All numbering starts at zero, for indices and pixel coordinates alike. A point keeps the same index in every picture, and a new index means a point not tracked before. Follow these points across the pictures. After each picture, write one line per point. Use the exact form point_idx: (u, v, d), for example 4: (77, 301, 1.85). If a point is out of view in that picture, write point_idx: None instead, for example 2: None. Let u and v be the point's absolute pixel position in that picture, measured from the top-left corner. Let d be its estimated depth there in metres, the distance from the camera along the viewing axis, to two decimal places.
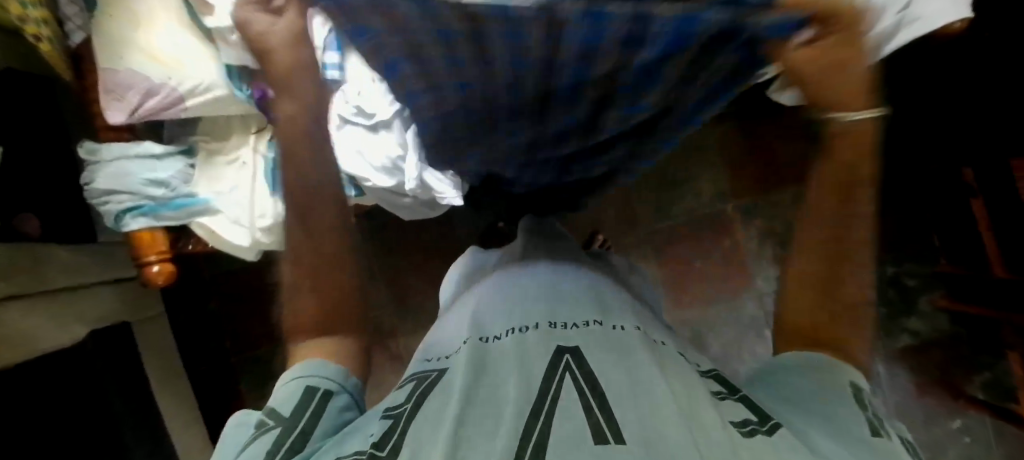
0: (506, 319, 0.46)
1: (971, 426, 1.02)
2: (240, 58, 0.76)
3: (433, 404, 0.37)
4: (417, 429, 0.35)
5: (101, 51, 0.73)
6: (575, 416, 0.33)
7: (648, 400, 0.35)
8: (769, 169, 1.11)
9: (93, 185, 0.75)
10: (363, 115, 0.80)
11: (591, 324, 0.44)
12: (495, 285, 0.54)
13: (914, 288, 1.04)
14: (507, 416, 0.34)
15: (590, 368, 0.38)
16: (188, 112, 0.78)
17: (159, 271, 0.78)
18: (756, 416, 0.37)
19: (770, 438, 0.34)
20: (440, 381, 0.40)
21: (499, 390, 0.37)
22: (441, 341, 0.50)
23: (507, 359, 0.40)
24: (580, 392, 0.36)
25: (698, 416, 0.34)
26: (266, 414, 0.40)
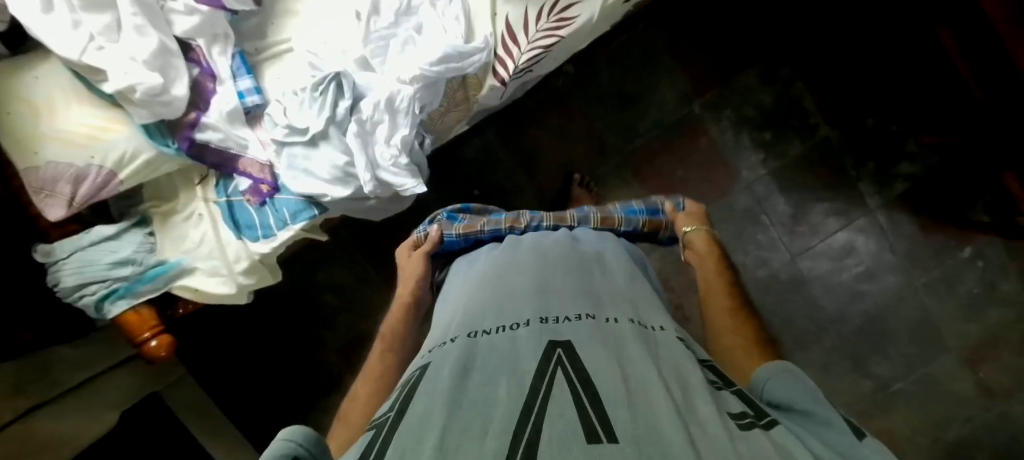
0: (496, 315, 0.44)
1: (983, 250, 1.01)
2: (153, 115, 0.73)
3: (422, 404, 0.35)
4: (403, 433, 0.33)
5: (14, 154, 0.70)
6: (566, 411, 0.31)
7: (643, 395, 0.33)
8: (726, 56, 1.06)
9: (62, 285, 0.74)
10: (297, 133, 0.78)
11: (583, 317, 0.42)
12: (475, 281, 0.52)
13: (899, 132, 1.02)
14: (496, 418, 0.32)
15: (581, 364, 0.36)
16: (126, 184, 0.76)
17: (157, 344, 0.76)
18: (751, 410, 0.33)
19: (767, 431, 0.30)
20: (426, 379, 0.38)
21: (488, 391, 0.35)
22: (428, 338, 0.48)
23: (497, 357, 0.39)
24: (572, 389, 0.33)
25: (692, 409, 0.31)
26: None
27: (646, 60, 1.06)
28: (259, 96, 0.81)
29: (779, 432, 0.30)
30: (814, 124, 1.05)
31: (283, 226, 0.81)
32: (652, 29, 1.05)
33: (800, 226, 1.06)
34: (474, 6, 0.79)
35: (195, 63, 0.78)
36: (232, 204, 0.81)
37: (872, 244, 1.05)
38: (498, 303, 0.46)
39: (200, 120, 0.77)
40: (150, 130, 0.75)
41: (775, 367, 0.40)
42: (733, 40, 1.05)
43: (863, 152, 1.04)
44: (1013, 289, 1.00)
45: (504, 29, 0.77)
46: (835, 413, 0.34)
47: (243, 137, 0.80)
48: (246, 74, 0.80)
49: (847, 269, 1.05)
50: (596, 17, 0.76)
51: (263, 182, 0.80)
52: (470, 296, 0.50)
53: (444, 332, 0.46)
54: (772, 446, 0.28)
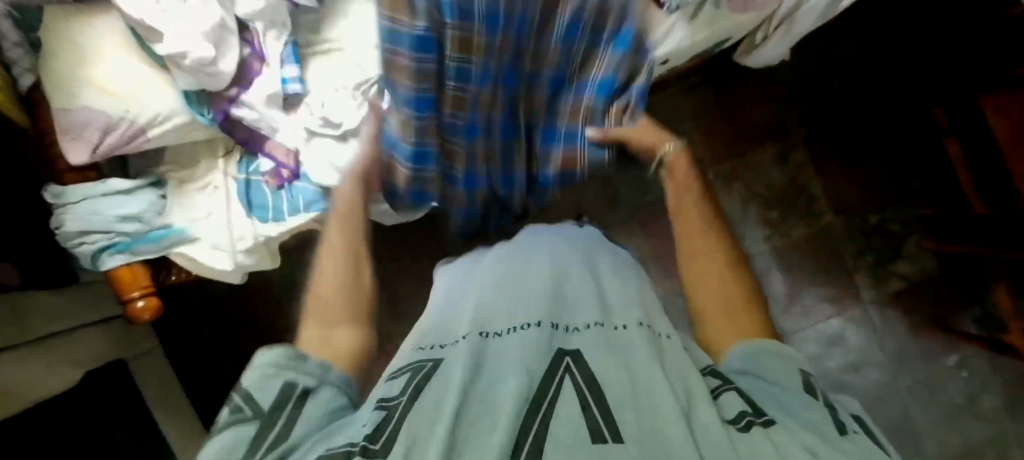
0: (508, 314, 0.44)
1: (968, 361, 1.02)
2: (197, 82, 0.75)
3: (429, 397, 0.35)
4: (411, 423, 0.33)
5: (50, 91, 0.71)
6: (575, 417, 0.32)
7: (649, 410, 0.34)
8: (745, 131, 1.10)
9: (64, 228, 0.73)
10: (329, 125, 0.83)
11: (593, 325, 0.43)
12: (483, 277, 0.53)
13: (899, 233, 1.05)
14: (505, 417, 0.32)
15: (590, 373, 0.36)
16: (151, 141, 0.77)
17: (143, 306, 0.74)
18: (750, 408, 0.36)
19: (768, 434, 0.33)
20: (437, 372, 0.38)
21: (498, 386, 0.36)
22: (433, 329, 0.48)
23: (508, 354, 0.39)
24: (580, 399, 0.34)
25: (696, 417, 0.33)
26: (243, 401, 0.37)
27: (670, 123, 1.11)
28: (301, 85, 0.84)
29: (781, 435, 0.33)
30: (819, 210, 1.08)
31: (296, 212, 0.82)
32: (679, 93, 1.10)
33: (793, 306, 1.08)
34: None
35: (247, 42, 0.80)
36: (249, 182, 0.83)
37: (861, 337, 1.06)
38: (507, 300, 0.46)
39: (240, 96, 0.80)
40: (189, 97, 0.77)
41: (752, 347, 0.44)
42: (754, 119, 1.10)
43: (862, 244, 1.07)
44: (993, 405, 1.01)
45: None
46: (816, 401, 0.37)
47: (276, 120, 0.82)
48: (293, 62, 0.83)
49: (834, 357, 1.06)
50: None
51: (286, 167, 0.82)
52: (478, 292, 0.50)
53: (453, 327, 0.46)
54: (771, 449, 0.31)
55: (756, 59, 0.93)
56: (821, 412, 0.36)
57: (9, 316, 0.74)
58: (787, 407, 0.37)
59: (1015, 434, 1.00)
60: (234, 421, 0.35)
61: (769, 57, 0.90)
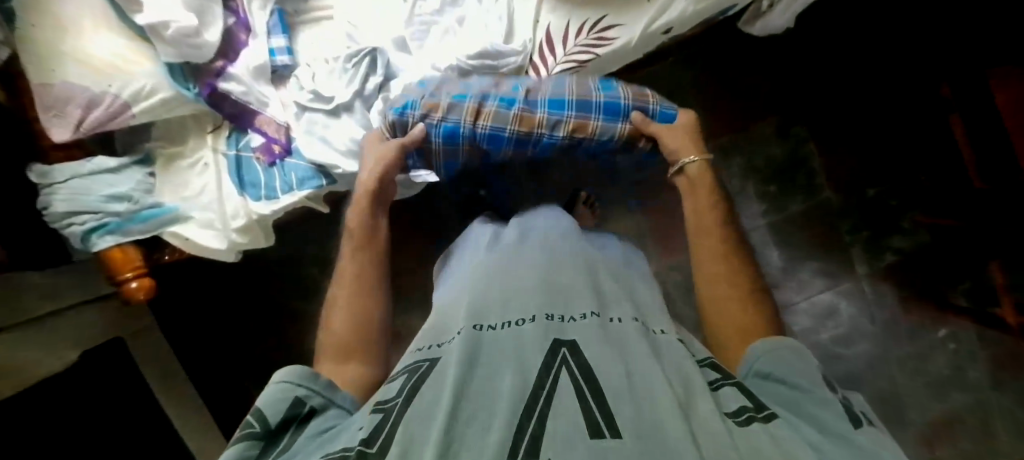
0: (502, 308, 0.45)
1: (958, 334, 1.04)
2: (180, 55, 0.72)
3: (427, 395, 0.36)
4: (408, 424, 0.34)
5: (29, 66, 0.68)
6: (572, 409, 0.33)
7: (648, 400, 0.34)
8: (746, 105, 1.08)
9: (51, 209, 0.71)
10: (321, 100, 0.79)
11: (590, 316, 0.43)
12: (480, 268, 0.53)
13: (897, 207, 1.05)
14: (499, 413, 0.33)
15: (586, 365, 0.37)
16: (137, 119, 0.74)
17: (137, 286, 0.73)
18: (750, 403, 0.35)
19: (766, 428, 0.32)
20: (432, 371, 0.39)
21: (492, 385, 0.36)
22: (431, 326, 0.48)
23: (502, 352, 0.40)
24: (577, 391, 0.34)
25: (695, 410, 0.33)
26: (255, 416, 0.40)
27: (670, 96, 1.09)
28: (290, 56, 0.80)
29: (781, 430, 0.32)
30: (817, 185, 1.08)
31: (288, 191, 0.79)
32: (679, 66, 1.08)
33: (788, 281, 1.09)
34: (519, 9, 0.80)
35: (233, 12, 0.78)
36: (240, 159, 0.80)
37: (853, 310, 1.08)
38: (502, 294, 0.47)
39: (226, 70, 0.77)
40: (173, 69, 0.75)
41: (778, 351, 0.41)
42: (755, 92, 1.08)
43: (859, 219, 1.07)
44: (979, 376, 1.03)
45: (543, 36, 0.78)
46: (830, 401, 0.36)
47: (265, 94, 0.79)
48: (280, 32, 0.79)
49: (827, 330, 1.08)
50: (636, 42, 0.77)
51: (276, 142, 0.79)
52: (475, 285, 0.50)
53: (450, 321, 0.46)
54: (770, 445, 0.31)
55: (760, 29, 0.90)
56: (837, 411, 0.35)
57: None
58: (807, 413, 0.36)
59: (999, 404, 1.02)
60: (246, 437, 0.38)
61: (773, 26, 0.88)
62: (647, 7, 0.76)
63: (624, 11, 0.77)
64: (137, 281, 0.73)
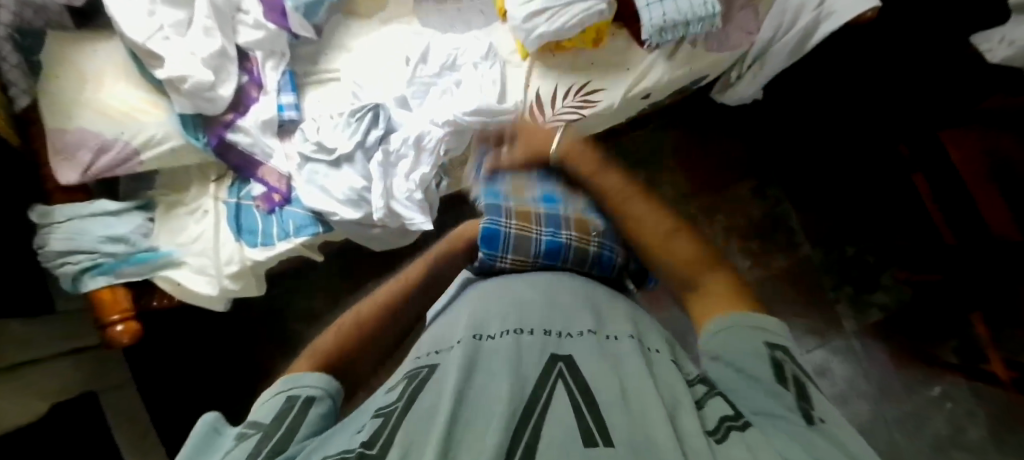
0: (501, 320, 0.45)
1: (950, 392, 1.04)
2: (194, 107, 0.77)
3: (426, 399, 0.35)
4: (409, 424, 0.32)
5: (49, 113, 0.72)
6: (567, 418, 0.33)
7: (641, 411, 0.34)
8: (723, 167, 1.15)
9: (47, 248, 0.72)
10: (323, 151, 0.83)
11: (585, 334, 0.44)
12: (477, 289, 0.53)
13: (876, 264, 1.09)
14: (497, 413, 0.32)
15: (581, 376, 0.37)
16: (144, 166, 0.76)
17: (123, 329, 0.73)
18: (730, 413, 0.34)
19: (745, 435, 0.31)
20: (432, 376, 0.38)
21: (491, 385, 0.36)
22: (429, 337, 0.48)
23: (500, 359, 0.39)
24: (572, 399, 0.35)
25: (683, 425, 0.33)
26: (244, 427, 0.33)
27: (651, 158, 1.15)
28: (296, 112, 0.85)
29: (756, 434, 0.31)
30: (798, 242, 1.12)
31: (285, 237, 0.81)
32: (660, 131, 1.15)
33: None
34: (511, 74, 0.87)
35: (247, 71, 0.84)
36: (240, 207, 0.82)
37: (847, 368, 1.07)
38: (503, 308, 0.47)
39: (235, 122, 0.81)
40: (185, 120, 0.78)
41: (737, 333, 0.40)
42: (731, 156, 1.15)
43: (841, 276, 1.10)
44: (981, 436, 1.01)
45: (534, 98, 0.85)
46: (785, 398, 0.34)
47: (270, 146, 0.83)
48: (290, 90, 0.85)
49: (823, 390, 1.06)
50: (619, 104, 0.85)
51: (277, 191, 0.82)
52: (472, 302, 0.50)
53: (450, 332, 0.46)
54: (750, 449, 0.30)
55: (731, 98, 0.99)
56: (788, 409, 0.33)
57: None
58: (758, 406, 0.34)
59: None
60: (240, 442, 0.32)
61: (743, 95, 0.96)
62: (627, 73, 0.85)
63: (605, 76, 0.85)
64: (123, 323, 0.73)
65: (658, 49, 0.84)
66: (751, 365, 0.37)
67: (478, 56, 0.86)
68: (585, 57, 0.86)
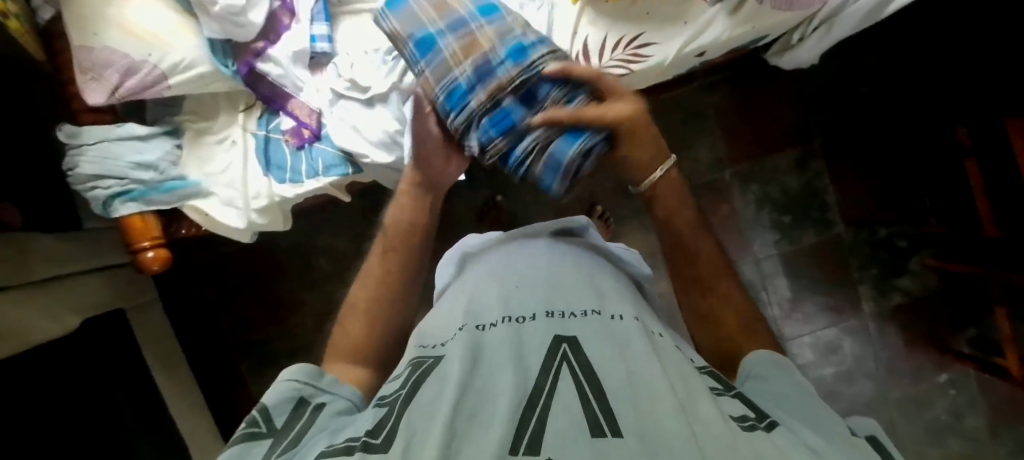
0: (501, 309, 0.48)
1: (956, 378, 1.06)
2: (223, 31, 0.72)
3: (430, 392, 0.38)
4: (413, 415, 0.35)
5: (72, 25, 0.68)
6: (573, 407, 0.34)
7: (649, 393, 0.35)
8: (764, 134, 1.10)
9: (77, 171, 0.70)
10: (357, 89, 0.79)
11: (589, 314, 0.46)
12: (478, 280, 0.56)
13: (906, 248, 1.07)
14: (500, 407, 0.34)
15: (586, 360, 0.39)
16: (172, 91, 0.74)
17: (154, 257, 0.74)
18: (753, 412, 0.36)
19: (769, 434, 0.33)
20: (436, 369, 0.41)
21: (495, 377, 0.38)
22: (432, 325, 0.52)
23: (500, 347, 0.42)
24: (577, 384, 0.36)
25: (698, 412, 0.34)
26: (259, 417, 0.41)
27: (690, 118, 1.10)
28: (330, 44, 0.79)
29: (784, 433, 0.34)
30: (830, 219, 1.09)
31: (313, 176, 0.80)
32: (705, 88, 1.09)
33: (795, 312, 1.09)
34: (558, 18, 0.82)
35: None
36: (269, 141, 0.81)
37: (858, 347, 1.09)
38: (505, 296, 0.50)
39: (266, 51, 0.77)
40: (213, 45, 0.74)
41: (766, 369, 0.43)
42: (777, 123, 1.09)
43: (868, 257, 1.09)
44: (975, 423, 1.05)
45: (580, 48, 0.80)
46: (829, 413, 0.38)
47: (301, 79, 0.79)
48: (325, 19, 0.79)
49: (829, 367, 1.09)
50: (670, 61, 0.79)
51: (307, 127, 0.80)
52: (473, 292, 0.53)
53: (450, 322, 0.50)
54: (772, 449, 0.31)
55: (788, 62, 0.93)
56: (829, 415, 0.37)
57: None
58: (797, 412, 0.38)
59: (992, 452, 1.04)
60: (252, 435, 0.40)
61: (800, 61, 0.91)
62: (684, 28, 0.79)
63: (659, 30, 0.79)
64: (153, 250, 0.75)
65: (718, 4, 0.78)
66: (795, 394, 0.40)
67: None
68: (640, 6, 0.80)
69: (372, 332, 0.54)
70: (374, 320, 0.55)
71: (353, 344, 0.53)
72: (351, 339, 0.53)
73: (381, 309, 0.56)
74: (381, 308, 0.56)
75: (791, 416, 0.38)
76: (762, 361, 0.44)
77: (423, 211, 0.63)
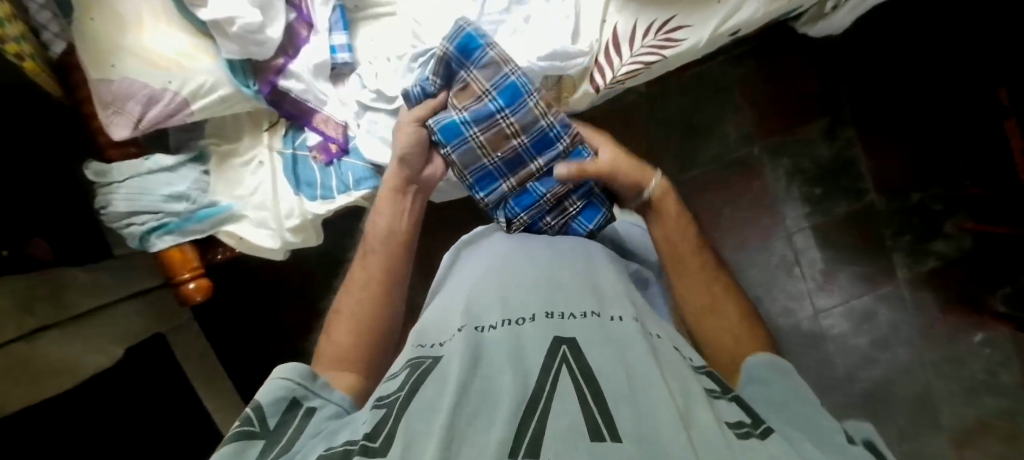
0: (501, 310, 0.46)
1: (993, 338, 1.06)
2: (242, 51, 0.69)
3: (429, 393, 0.36)
4: (412, 418, 0.34)
5: (86, 56, 0.65)
6: (571, 410, 0.32)
7: (647, 395, 0.34)
8: (792, 106, 1.07)
9: (110, 209, 0.69)
10: (383, 99, 0.77)
11: (588, 315, 0.44)
12: (477, 280, 0.54)
13: (941, 211, 1.06)
14: (498, 411, 0.33)
15: (586, 362, 0.37)
16: (195, 116, 0.71)
17: (195, 287, 0.72)
18: (749, 418, 0.35)
19: (765, 441, 0.32)
20: (435, 369, 0.40)
21: (494, 381, 0.37)
22: (431, 325, 0.50)
23: (501, 349, 0.40)
24: (576, 385, 0.35)
25: (696, 418, 0.33)
26: (253, 416, 0.40)
27: (717, 95, 1.07)
28: (350, 54, 0.77)
29: (779, 441, 0.33)
30: (863, 188, 1.08)
31: (344, 191, 0.78)
32: (731, 63, 1.06)
33: (829, 283, 1.09)
34: (586, 8, 0.79)
35: (295, 7, 0.75)
36: (297, 158, 0.78)
37: (892, 313, 1.09)
38: (504, 294, 0.49)
39: (287, 67, 0.74)
40: (234, 66, 0.72)
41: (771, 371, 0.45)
42: (805, 92, 1.07)
43: (902, 223, 1.08)
44: (1013, 380, 1.05)
45: (609, 37, 0.77)
46: (829, 422, 0.37)
47: (324, 93, 0.77)
48: (342, 29, 0.77)
49: (865, 335, 1.09)
50: (704, 43, 0.76)
51: (334, 141, 0.78)
52: (472, 291, 0.52)
53: (448, 323, 0.48)
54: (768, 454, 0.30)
55: (821, 30, 0.89)
56: (830, 425, 0.36)
57: (16, 310, 0.68)
58: (797, 421, 0.38)
59: None
60: (244, 433, 0.39)
61: (833, 28, 0.87)
62: (718, 7, 0.75)
63: (693, 11, 0.76)
64: (194, 281, 0.73)
65: None
66: (800, 397, 0.41)
67: None
68: None
69: (359, 339, 0.56)
70: (360, 327, 0.57)
71: (341, 349, 0.54)
72: (338, 345, 0.55)
73: (368, 317, 0.58)
74: (369, 317, 0.58)
75: (794, 427, 0.37)
76: (765, 364, 0.46)
77: (401, 218, 0.66)
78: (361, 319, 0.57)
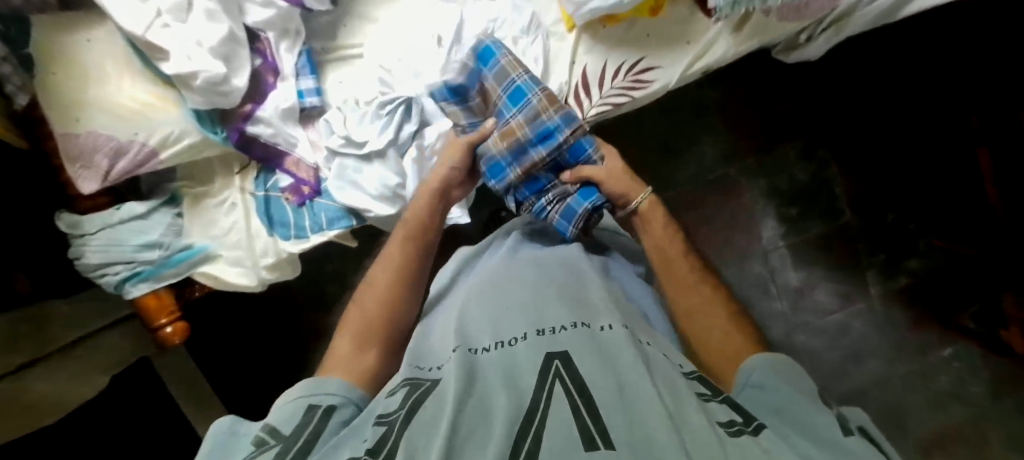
0: (492, 332, 0.45)
1: (961, 354, 1.06)
2: (207, 102, 0.69)
3: (428, 414, 0.35)
4: (411, 435, 0.33)
5: (49, 111, 0.64)
6: (565, 420, 0.31)
7: (636, 403, 0.33)
8: (769, 127, 1.08)
9: (84, 260, 0.70)
10: (352, 145, 0.78)
11: (578, 326, 0.43)
12: (469, 300, 0.53)
13: (915, 231, 1.06)
14: (495, 429, 0.32)
15: (578, 373, 0.36)
16: (164, 164, 0.72)
17: (173, 331, 0.74)
18: (741, 418, 0.35)
19: (757, 440, 0.32)
20: (433, 390, 0.39)
21: (489, 400, 0.36)
22: (425, 350, 0.49)
23: (496, 369, 0.40)
24: (571, 396, 0.34)
25: (685, 419, 0.32)
26: (266, 433, 0.40)
27: (695, 117, 1.08)
28: (319, 99, 0.79)
29: (770, 440, 0.32)
30: (838, 208, 1.08)
31: (318, 230, 0.79)
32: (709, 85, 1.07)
33: (804, 301, 1.10)
34: (555, 50, 0.79)
35: (260, 54, 0.76)
36: (269, 199, 0.79)
37: (865, 329, 1.10)
38: (494, 314, 0.48)
39: (255, 113, 0.75)
40: (200, 115, 0.72)
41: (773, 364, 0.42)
42: (782, 114, 1.07)
43: (876, 242, 1.09)
44: (980, 391, 1.05)
45: (579, 79, 0.77)
46: (822, 412, 0.36)
47: (294, 135, 0.78)
48: (309, 74, 0.79)
49: (839, 351, 1.10)
50: (675, 83, 0.75)
51: (305, 183, 0.78)
52: (465, 312, 0.51)
53: (442, 347, 0.47)
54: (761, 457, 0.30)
55: (795, 58, 0.89)
56: (826, 417, 0.35)
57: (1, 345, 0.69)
58: (793, 416, 0.36)
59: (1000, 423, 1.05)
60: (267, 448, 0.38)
61: (808, 57, 0.86)
62: (688, 47, 0.75)
63: (662, 52, 0.76)
64: (172, 325, 0.75)
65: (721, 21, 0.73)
66: (796, 392, 0.39)
67: (517, 30, 0.78)
68: (641, 27, 0.76)
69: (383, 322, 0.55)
70: (385, 310, 0.56)
71: (361, 330, 0.54)
72: (360, 326, 0.54)
73: (390, 305, 0.57)
74: (396, 302, 0.57)
75: (789, 425, 0.36)
76: (764, 361, 0.43)
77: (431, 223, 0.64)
78: (383, 300, 0.57)
